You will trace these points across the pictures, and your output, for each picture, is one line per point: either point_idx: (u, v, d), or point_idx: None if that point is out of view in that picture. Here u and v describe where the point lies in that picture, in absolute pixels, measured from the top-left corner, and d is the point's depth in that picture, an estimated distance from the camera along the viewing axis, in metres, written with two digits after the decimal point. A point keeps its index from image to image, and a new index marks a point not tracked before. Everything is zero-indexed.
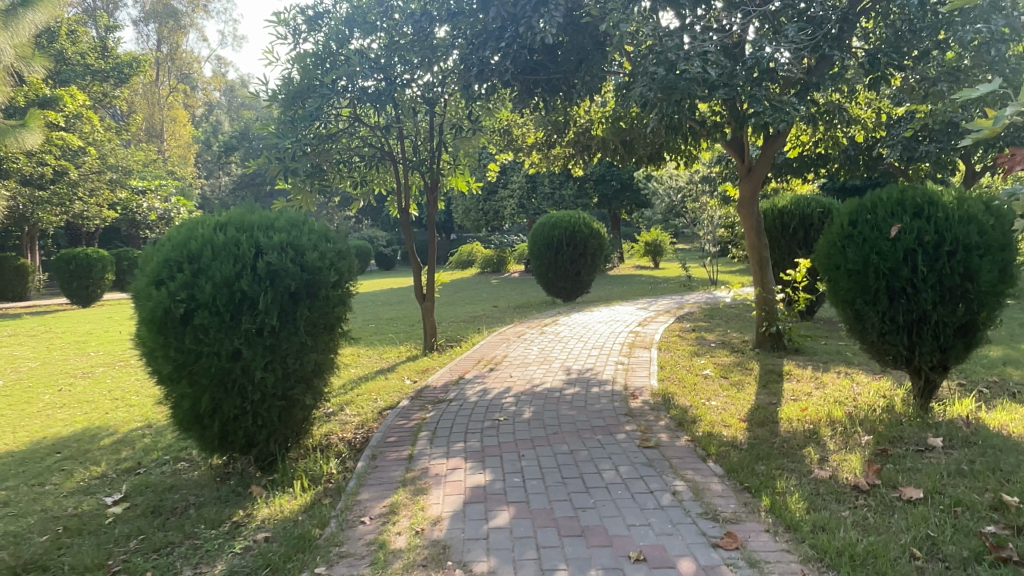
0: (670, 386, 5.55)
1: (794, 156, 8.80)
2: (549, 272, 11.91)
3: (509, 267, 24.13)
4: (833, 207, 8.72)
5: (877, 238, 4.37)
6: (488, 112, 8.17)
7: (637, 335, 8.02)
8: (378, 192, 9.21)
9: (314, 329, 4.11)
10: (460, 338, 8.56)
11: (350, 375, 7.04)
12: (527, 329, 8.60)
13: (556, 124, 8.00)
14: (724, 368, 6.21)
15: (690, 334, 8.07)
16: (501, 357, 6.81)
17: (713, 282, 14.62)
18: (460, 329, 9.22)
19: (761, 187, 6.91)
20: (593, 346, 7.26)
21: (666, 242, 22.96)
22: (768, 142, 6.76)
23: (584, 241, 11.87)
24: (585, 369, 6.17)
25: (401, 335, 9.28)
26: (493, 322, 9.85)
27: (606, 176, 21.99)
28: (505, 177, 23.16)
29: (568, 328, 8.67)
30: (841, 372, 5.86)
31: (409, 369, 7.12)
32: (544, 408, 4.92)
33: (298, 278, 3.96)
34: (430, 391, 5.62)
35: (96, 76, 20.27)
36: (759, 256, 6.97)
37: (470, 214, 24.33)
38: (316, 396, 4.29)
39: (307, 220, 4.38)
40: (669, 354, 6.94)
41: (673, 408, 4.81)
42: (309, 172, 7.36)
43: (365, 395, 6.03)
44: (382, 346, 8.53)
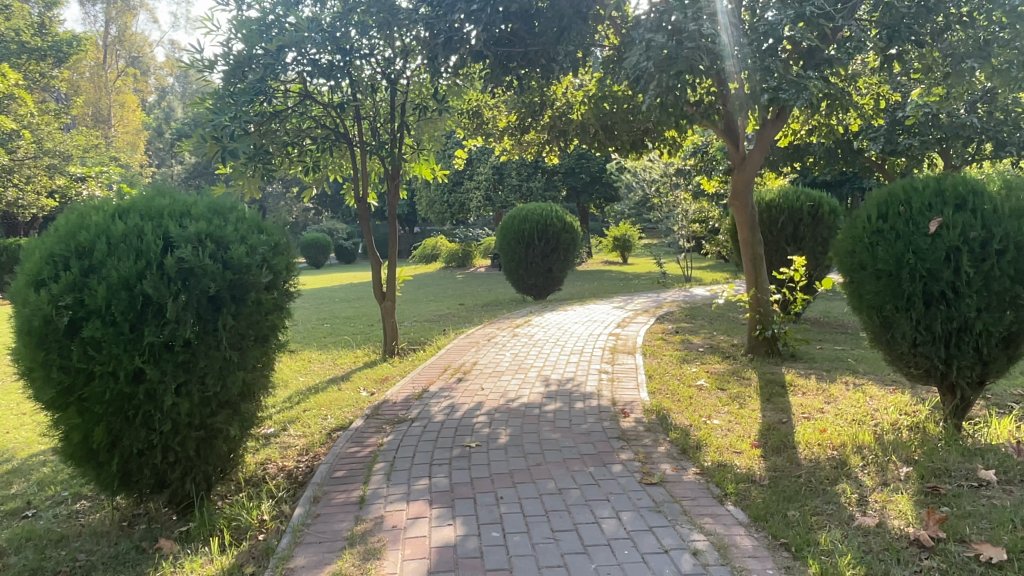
0: (663, 400, 4.88)
1: (784, 145, 8.20)
2: (518, 269, 11.19)
3: (474, 262, 23.37)
4: (824, 200, 8.15)
5: (913, 234, 3.74)
6: (457, 92, 7.39)
7: (617, 338, 7.35)
8: (334, 180, 8.36)
9: (241, 341, 3.32)
10: (423, 341, 7.79)
11: (298, 386, 6.23)
12: (497, 331, 7.86)
13: (531, 106, 7.26)
14: (719, 377, 5.58)
15: (674, 337, 7.44)
16: (470, 365, 6.05)
17: (688, 278, 14.09)
18: (423, 331, 8.46)
19: (756, 177, 6.25)
20: (571, 352, 6.56)
21: (635, 237, 22.46)
22: (766, 127, 6.10)
23: (556, 236, 11.15)
24: (564, 380, 5.46)
25: (359, 337, 8.48)
26: (459, 322, 9.11)
27: (575, 169, 21.34)
28: (471, 169, 22.35)
29: (543, 330, 7.95)
30: (850, 383, 5.26)
31: (365, 378, 6.34)
32: (522, 431, 4.20)
33: (220, 278, 3.15)
34: (388, 408, 4.85)
35: (32, 55, 18.60)
36: (753, 253, 6.33)
37: (434, 206, 23.49)
38: (246, 424, 3.50)
39: (235, 207, 3.57)
40: (656, 360, 6.29)
41: (672, 430, 4.14)
42: (252, 154, 6.50)
43: (313, 411, 5.23)
44: (336, 350, 7.72)
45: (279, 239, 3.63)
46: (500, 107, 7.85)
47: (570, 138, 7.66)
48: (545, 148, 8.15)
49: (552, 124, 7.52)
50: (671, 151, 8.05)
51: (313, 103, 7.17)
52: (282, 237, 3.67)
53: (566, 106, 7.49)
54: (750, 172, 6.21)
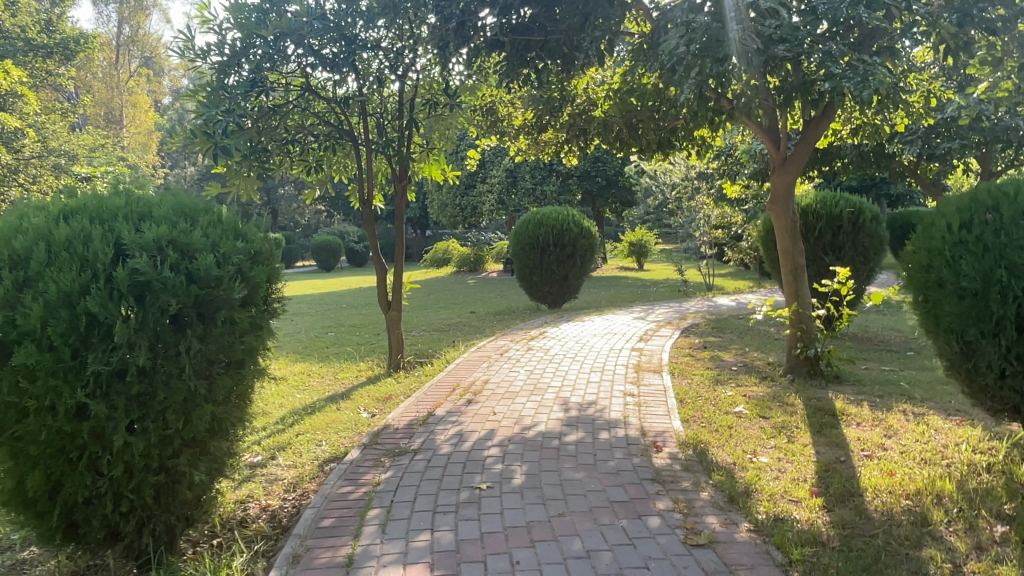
0: (699, 432, 4.31)
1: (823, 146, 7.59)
2: (533, 275, 10.65)
3: (486, 267, 22.84)
4: (864, 207, 7.55)
5: (1006, 246, 3.13)
6: (470, 88, 6.86)
7: (641, 353, 6.78)
8: (338, 180, 7.84)
9: (209, 368, 2.79)
10: (431, 354, 7.26)
11: (294, 404, 5.70)
12: (510, 343, 7.31)
13: (550, 103, 6.72)
14: (758, 402, 5.00)
15: (703, 353, 6.85)
16: (481, 385, 5.49)
17: (709, 286, 13.47)
18: (432, 342, 7.93)
19: (798, 180, 5.69)
20: (592, 370, 5.98)
21: (651, 242, 21.86)
22: (811, 125, 5.52)
23: (573, 241, 10.58)
24: (586, 405, 4.90)
25: (363, 348, 7.96)
26: (470, 332, 8.57)
27: (591, 172, 20.76)
28: (484, 171, 21.80)
29: (559, 342, 7.39)
30: (909, 413, 4.67)
31: (367, 395, 5.80)
32: (540, 469, 3.64)
33: (183, 294, 2.63)
34: (389, 435, 4.30)
35: (38, 53, 18.16)
36: (793, 264, 5.77)
37: (446, 209, 22.94)
38: (217, 464, 2.96)
39: (209, 209, 3.06)
40: (686, 381, 5.71)
41: (715, 472, 3.58)
42: (246, 152, 5.99)
43: (307, 436, 4.70)
44: (338, 363, 7.19)
45: (259, 244, 3.09)
46: (516, 104, 7.31)
47: (591, 137, 7.10)
48: (563, 149, 7.61)
49: (571, 122, 6.97)
50: (700, 152, 7.49)
51: (314, 96, 6.72)
52: (262, 242, 3.13)
53: (586, 104, 6.95)
54: (792, 175, 5.65)
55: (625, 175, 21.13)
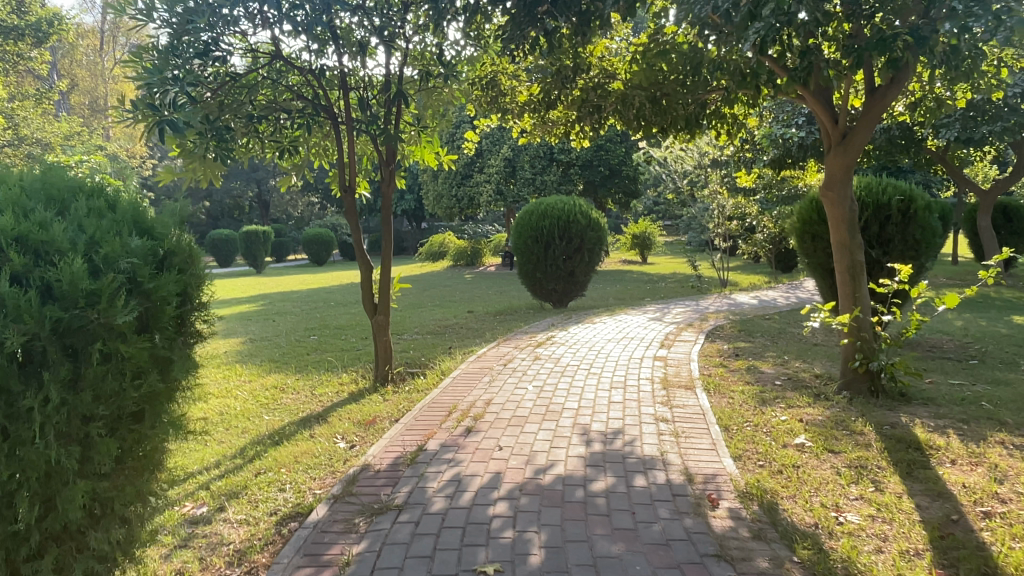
0: (761, 476, 3.42)
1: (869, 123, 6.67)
2: (537, 271, 9.75)
3: (483, 260, 21.95)
4: (915, 193, 6.63)
5: None
6: (467, 58, 5.93)
7: (665, 362, 5.87)
8: (318, 165, 6.90)
9: (85, 428, 1.88)
10: (423, 365, 6.36)
11: (259, 430, 4.79)
12: (514, 350, 6.41)
13: (561, 73, 5.79)
14: (820, 431, 4.11)
15: (736, 363, 5.95)
16: (482, 407, 4.58)
17: (724, 281, 12.59)
18: (424, 349, 7.03)
19: (858, 162, 4.78)
20: (611, 387, 5.07)
21: (655, 234, 21.04)
22: (876, 97, 4.62)
23: (580, 234, 9.64)
24: (611, 435, 3.99)
25: (347, 355, 7.06)
26: (469, 336, 7.67)
27: (593, 161, 19.79)
28: (481, 160, 20.80)
29: (570, 350, 6.47)
30: (1012, 446, 3.80)
31: (346, 418, 4.90)
32: (564, 538, 2.73)
33: (31, 317, 1.72)
34: (367, 482, 3.39)
35: (7, 35, 16.89)
36: (850, 261, 4.93)
37: (441, 201, 21.86)
38: (104, 560, 2.06)
39: (99, 193, 2.15)
40: (726, 400, 4.82)
41: (798, 543, 2.69)
42: (202, 128, 5.06)
43: (269, 477, 3.80)
44: (318, 374, 6.28)
45: (172, 240, 2.19)
46: (520, 75, 6.37)
47: (607, 111, 6.18)
48: (573, 130, 6.69)
49: (584, 98, 6.06)
50: (728, 133, 6.59)
51: (285, 66, 5.82)
52: (178, 238, 2.22)
53: (601, 76, 6.08)
54: (852, 156, 4.74)
55: (628, 165, 20.20)
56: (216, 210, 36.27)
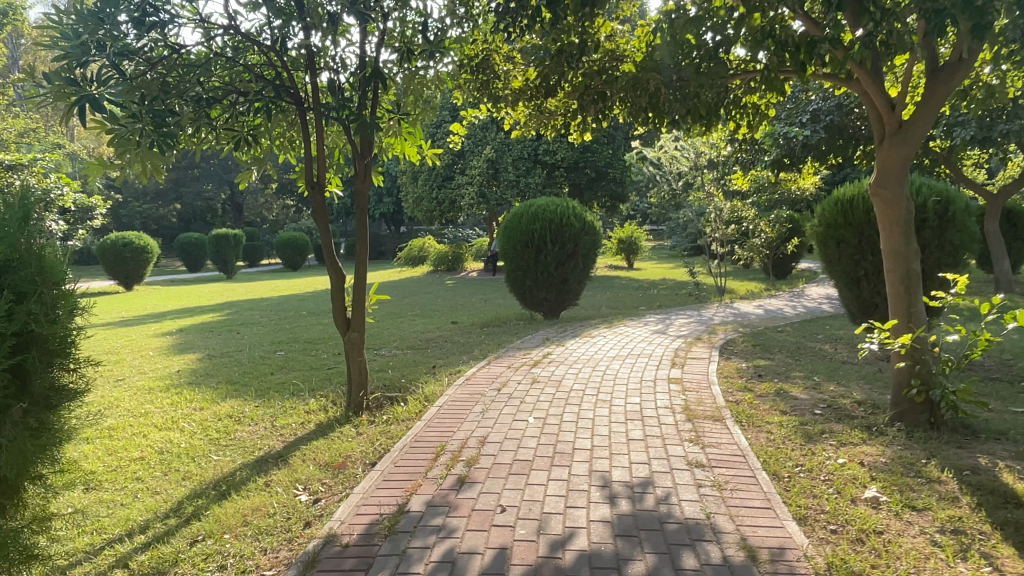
0: (842, 550, 2.67)
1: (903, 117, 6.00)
2: (527, 279, 8.96)
3: (464, 265, 21.17)
4: (953, 194, 5.97)
5: None
6: (456, 37, 5.17)
7: (683, 386, 5.12)
8: (283, 159, 6.06)
9: None
10: (402, 389, 5.56)
11: (203, 476, 3.97)
12: (507, 371, 5.63)
13: (563, 53, 5.05)
14: (890, 478, 3.37)
15: (762, 386, 5.21)
16: (477, 447, 3.78)
17: (721, 289, 11.90)
18: (404, 369, 6.22)
19: (917, 155, 4.07)
20: (626, 417, 4.31)
21: (641, 238, 20.44)
22: (941, 77, 3.92)
23: (574, 238, 8.87)
24: (639, 487, 3.22)
25: (317, 376, 6.22)
26: (454, 352, 6.87)
27: (579, 163, 19.09)
28: (463, 162, 19.95)
29: (571, 369, 5.69)
30: None
31: (310, 459, 4.07)
32: None
33: None
34: (332, 564, 2.59)
35: None
36: (905, 271, 4.22)
37: (421, 204, 20.94)
38: None
39: None
40: (763, 435, 4.07)
41: None
42: (137, 112, 4.24)
43: (209, 547, 2.97)
44: (281, 400, 5.45)
45: (10, 254, 2.31)
46: (516, 57, 5.61)
47: (613, 99, 5.43)
48: (573, 122, 5.93)
49: (587, 85, 5.34)
50: (749, 126, 5.88)
51: (242, 42, 5.02)
52: (15, 244, 2.35)
53: (607, 60, 5.38)
54: (911, 148, 4.02)
55: (615, 167, 19.52)
56: (187, 213, 35.03)
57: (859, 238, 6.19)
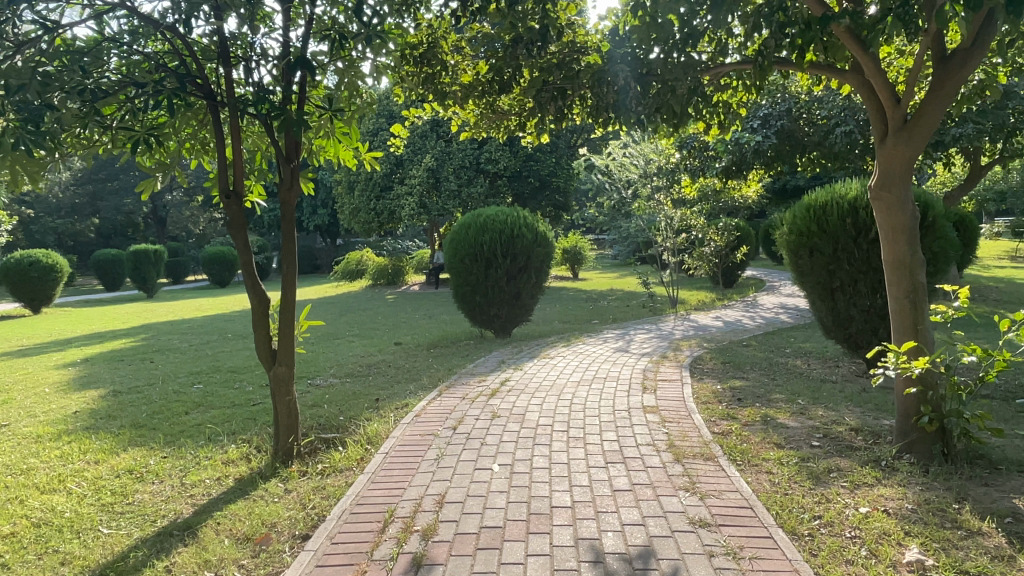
0: None
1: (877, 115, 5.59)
2: (476, 294, 8.30)
3: (405, 279, 20.34)
4: (931, 198, 5.62)
5: None
6: (398, 24, 4.50)
7: (662, 416, 4.54)
8: (195, 164, 5.23)
9: None
10: (339, 432, 4.80)
11: (87, 559, 3.14)
12: (462, 404, 4.94)
13: (519, 40, 4.45)
14: (929, 533, 2.84)
15: (746, 413, 4.69)
16: (434, 512, 3.08)
17: (674, 300, 11.53)
18: (341, 404, 5.45)
19: (923, 155, 3.62)
20: (606, 460, 3.68)
21: (586, 248, 20.10)
22: (953, 65, 3.47)
23: (526, 250, 8.27)
24: (641, 562, 2.60)
25: (239, 417, 5.39)
26: (398, 380, 6.15)
27: (521, 172, 18.66)
28: (401, 171, 19.09)
29: (534, 398, 5.04)
30: None
31: (226, 532, 3.29)
32: None
33: None
34: None
35: None
36: (912, 284, 3.75)
37: (357, 215, 20.00)
38: None
39: None
40: (766, 477, 3.51)
41: None
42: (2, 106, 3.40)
43: None
44: (194, 450, 4.60)
45: None
46: (465, 47, 4.99)
47: (576, 94, 4.85)
48: (529, 122, 5.34)
49: (545, 79, 4.77)
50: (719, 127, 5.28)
51: (143, 27, 4.19)
52: None
53: (567, 51, 4.84)
54: (918, 146, 3.57)
55: (559, 175, 19.11)
56: (107, 228, 32.96)
57: (834, 247, 5.75)
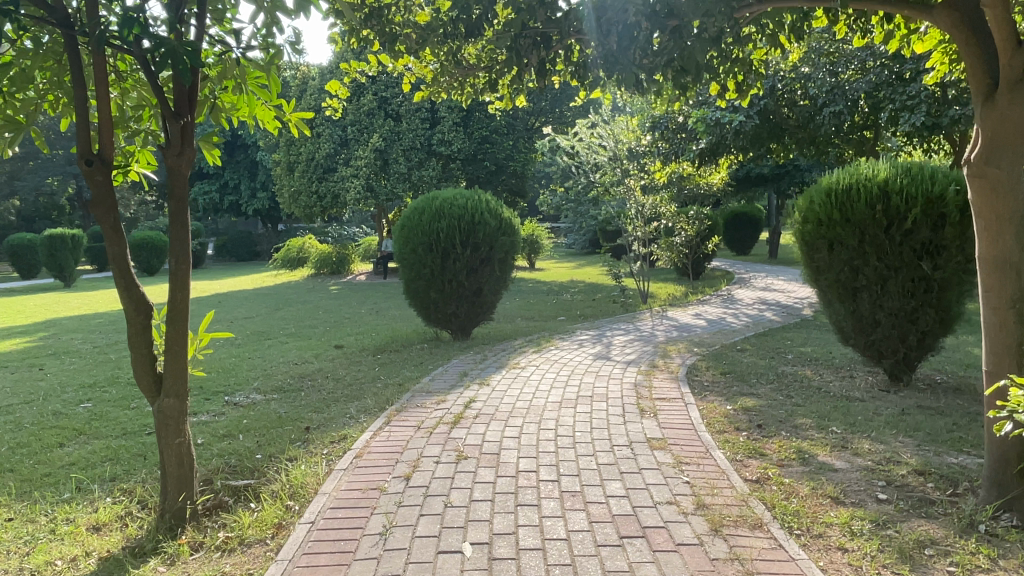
0: None
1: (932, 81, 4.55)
2: (430, 290, 7.20)
3: (350, 268, 19.02)
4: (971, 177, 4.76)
5: None
6: None
7: (674, 454, 3.54)
8: (61, 123, 3.96)
9: None
10: (255, 478, 3.66)
11: None
12: (415, 437, 3.85)
13: None
14: None
15: (776, 447, 3.75)
16: None
17: (645, 294, 10.63)
18: (260, 435, 4.29)
19: None
20: (620, 535, 2.66)
21: (543, 235, 19.16)
22: None
23: (489, 239, 7.19)
24: None
25: (126, 454, 4.17)
26: (337, 398, 5.02)
27: (476, 154, 17.56)
28: (347, 151, 17.60)
29: (507, 427, 3.98)
30: None
31: None
32: None
33: None
34: None
35: None
36: (1015, 295, 2.82)
37: (299, 200, 18.55)
38: None
39: None
40: (845, 560, 2.54)
41: None
42: None
43: None
44: (51, 512, 3.38)
45: None
46: None
47: (563, 40, 3.79)
48: (502, 81, 4.27)
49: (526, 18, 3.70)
50: (735, 91, 4.30)
51: None
52: None
53: None
54: None
55: (515, 159, 18.06)
56: (25, 210, 30.41)
57: (860, 239, 4.86)
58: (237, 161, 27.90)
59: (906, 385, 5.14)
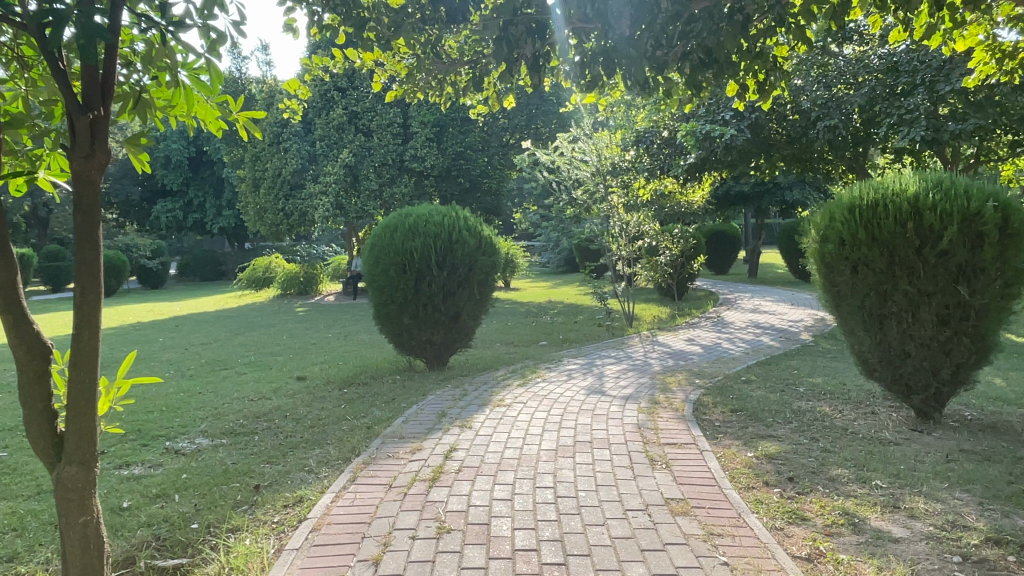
0: None
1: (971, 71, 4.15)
2: (403, 315, 6.54)
3: (319, 288, 18.24)
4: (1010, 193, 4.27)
5: None
6: None
7: (703, 522, 2.92)
8: None
9: None
10: (189, 557, 2.94)
11: None
12: (387, 501, 3.19)
13: None
14: None
15: (819, 508, 3.15)
16: None
17: (631, 316, 10.08)
18: (200, 496, 3.58)
19: None
20: None
21: (519, 254, 18.61)
22: None
23: (468, 260, 6.58)
24: None
25: (33, 525, 3.43)
26: (294, 446, 4.32)
27: (450, 171, 16.96)
28: (316, 167, 16.91)
29: (496, 485, 3.34)
30: None
31: None
32: None
33: None
34: None
35: None
36: None
37: (265, 217, 17.78)
38: None
39: None
40: None
41: None
42: None
43: None
44: None
45: None
46: None
47: (563, 28, 3.20)
48: (488, 76, 3.67)
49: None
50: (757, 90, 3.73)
51: None
52: None
53: None
54: None
55: (490, 176, 17.51)
56: None
57: (888, 260, 4.33)
58: (202, 177, 26.99)
59: (937, 422, 4.61)
